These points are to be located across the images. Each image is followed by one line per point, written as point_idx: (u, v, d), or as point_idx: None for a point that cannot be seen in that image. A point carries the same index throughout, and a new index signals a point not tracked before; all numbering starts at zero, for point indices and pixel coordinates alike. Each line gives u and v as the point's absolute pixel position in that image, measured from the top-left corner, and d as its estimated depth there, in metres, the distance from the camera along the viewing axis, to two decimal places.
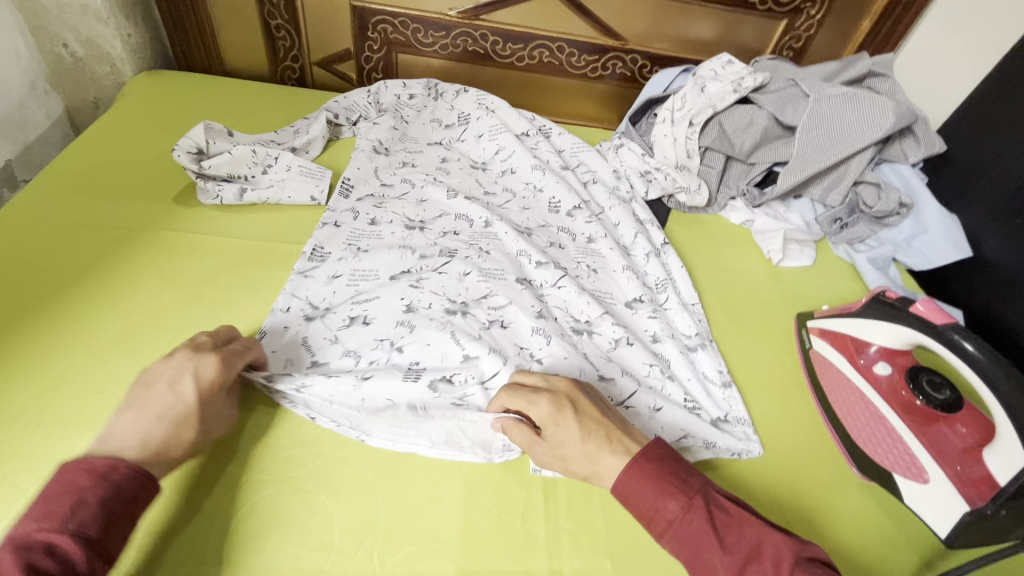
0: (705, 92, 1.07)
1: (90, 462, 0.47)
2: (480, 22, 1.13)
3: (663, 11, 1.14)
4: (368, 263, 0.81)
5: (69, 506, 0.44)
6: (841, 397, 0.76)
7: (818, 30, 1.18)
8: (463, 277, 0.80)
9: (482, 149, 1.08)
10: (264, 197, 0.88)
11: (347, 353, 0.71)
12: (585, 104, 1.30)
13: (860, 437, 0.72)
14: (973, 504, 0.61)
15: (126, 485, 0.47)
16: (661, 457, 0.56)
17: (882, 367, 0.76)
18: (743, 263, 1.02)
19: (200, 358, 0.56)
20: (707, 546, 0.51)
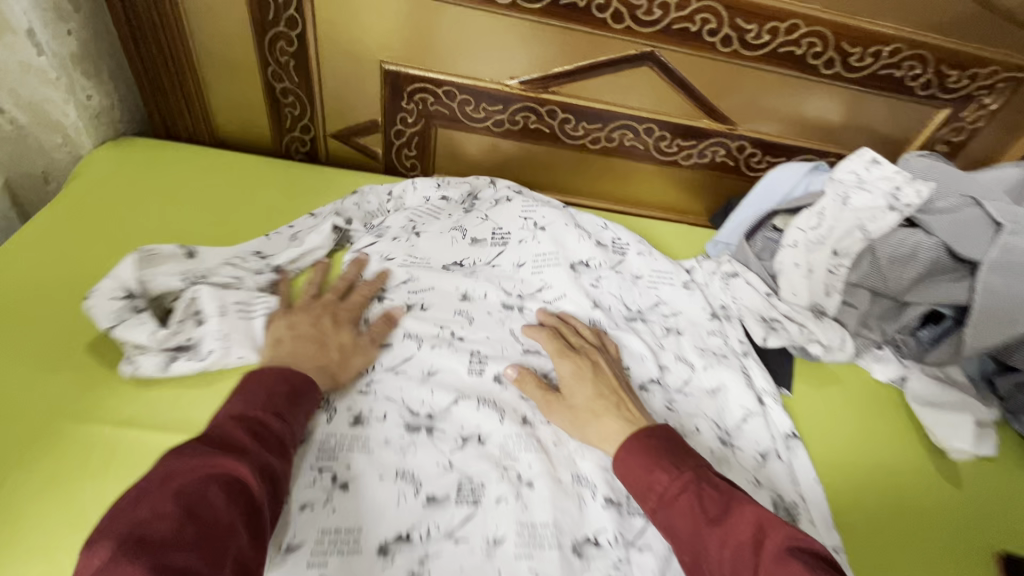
0: (848, 207, 0.80)
1: (274, 367, 0.56)
2: (549, 96, 0.86)
3: (788, 90, 0.87)
4: (344, 518, 0.55)
5: (266, 394, 0.53)
6: None
7: (989, 121, 0.90)
8: (489, 548, 0.55)
9: (522, 282, 0.81)
10: (202, 367, 0.62)
11: None
12: (669, 192, 1.03)
13: None
14: None
15: (296, 381, 0.56)
16: (660, 440, 0.56)
17: None
18: (902, 455, 0.75)
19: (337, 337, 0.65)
20: (693, 522, 0.50)
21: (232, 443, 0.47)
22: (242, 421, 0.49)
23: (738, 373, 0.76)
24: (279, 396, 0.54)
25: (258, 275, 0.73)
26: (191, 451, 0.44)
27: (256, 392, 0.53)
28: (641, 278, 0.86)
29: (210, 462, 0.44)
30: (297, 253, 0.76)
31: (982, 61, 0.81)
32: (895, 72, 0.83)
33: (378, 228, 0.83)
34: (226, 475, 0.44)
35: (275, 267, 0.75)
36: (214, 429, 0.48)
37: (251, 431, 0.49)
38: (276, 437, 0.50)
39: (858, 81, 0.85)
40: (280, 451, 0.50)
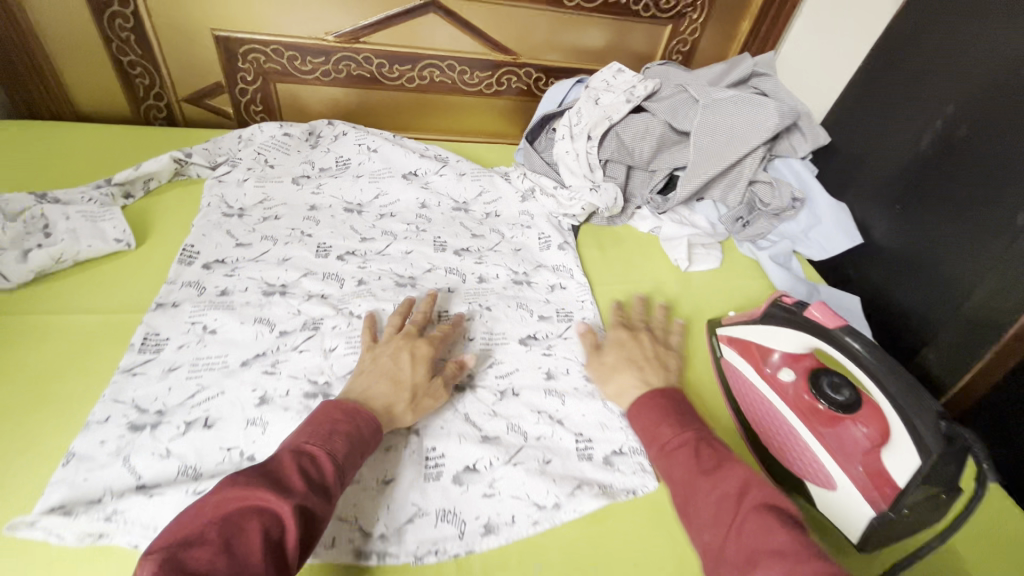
0: (599, 104, 1.06)
1: (340, 403, 0.58)
2: (361, 45, 1.07)
3: (549, 22, 1.12)
4: (215, 348, 0.72)
5: (327, 432, 0.55)
6: (752, 404, 0.77)
7: (703, 33, 1.21)
8: (327, 354, 0.74)
9: (360, 190, 1.01)
10: (56, 254, 0.76)
11: (185, 468, 0.61)
12: (486, 120, 1.26)
13: (771, 440, 0.74)
14: (876, 506, 0.62)
15: (362, 429, 0.57)
16: (675, 405, 0.65)
17: (786, 373, 0.76)
18: (655, 273, 1.02)
19: (413, 344, 0.71)
20: (687, 471, 0.57)
21: (283, 477, 0.49)
22: (299, 450, 0.52)
23: (534, 238, 1.01)
24: (344, 438, 0.55)
25: (102, 193, 0.87)
26: (239, 480, 0.47)
27: (324, 428, 0.55)
28: (466, 174, 1.08)
29: (261, 495, 0.46)
30: (134, 172, 0.90)
31: None
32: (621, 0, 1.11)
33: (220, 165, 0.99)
34: (270, 511, 0.46)
35: (119, 188, 0.89)
36: (272, 460, 0.50)
37: (304, 470, 0.50)
38: (327, 483, 0.51)
39: (597, 10, 1.12)
40: (326, 493, 0.50)
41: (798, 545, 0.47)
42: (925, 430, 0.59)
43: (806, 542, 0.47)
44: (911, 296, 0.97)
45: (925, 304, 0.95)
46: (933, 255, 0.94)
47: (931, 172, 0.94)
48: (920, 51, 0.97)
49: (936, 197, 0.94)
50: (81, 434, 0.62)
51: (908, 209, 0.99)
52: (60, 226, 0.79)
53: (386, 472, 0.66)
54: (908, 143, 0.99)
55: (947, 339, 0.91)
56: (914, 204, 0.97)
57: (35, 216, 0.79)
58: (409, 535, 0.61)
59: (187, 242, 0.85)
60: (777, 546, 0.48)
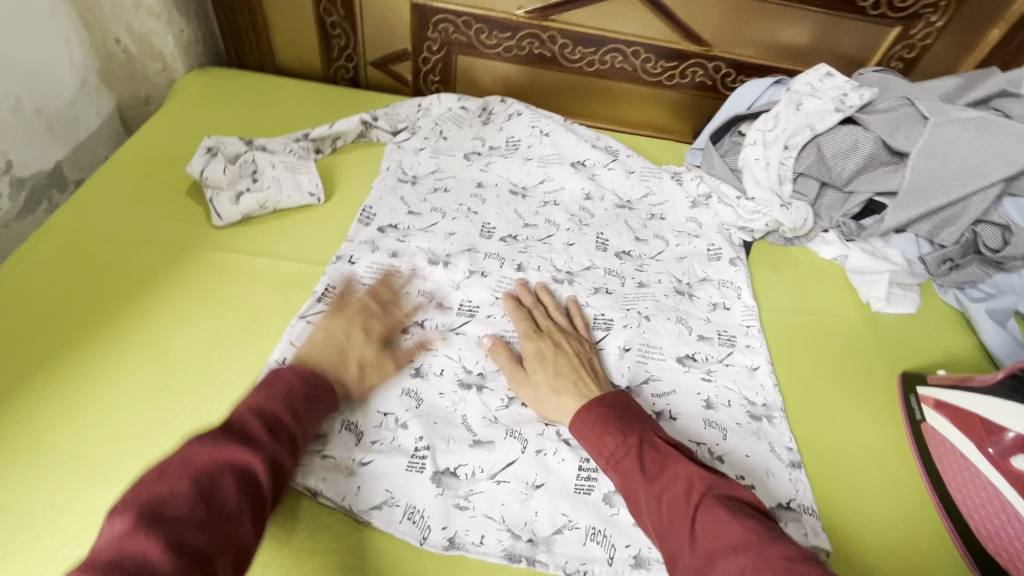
0: (801, 111, 0.95)
1: (296, 367, 0.59)
2: (550, 23, 1.03)
3: (755, 14, 1.02)
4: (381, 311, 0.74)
5: (283, 392, 0.56)
6: (964, 485, 0.66)
7: (937, 38, 1.04)
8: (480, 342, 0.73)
9: (527, 173, 0.99)
10: (261, 201, 0.81)
11: (347, 426, 0.63)
12: (657, 113, 1.18)
13: (985, 531, 0.63)
14: None
15: (317, 390, 0.59)
16: (611, 405, 0.60)
17: (1022, 460, 0.63)
18: (836, 307, 0.90)
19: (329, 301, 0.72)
20: (632, 479, 0.54)
21: (248, 435, 0.50)
22: (258, 410, 0.53)
23: (700, 249, 0.92)
24: (302, 392, 0.57)
25: (300, 147, 0.92)
26: (203, 440, 0.47)
27: (279, 388, 0.56)
28: (634, 172, 1.01)
29: (227, 451, 0.48)
30: (328, 130, 0.94)
31: None
32: None
33: (397, 130, 1.00)
34: (239, 464, 0.48)
35: (312, 143, 0.94)
36: (232, 418, 0.52)
37: (263, 428, 0.52)
38: (291, 439, 0.53)
39: (815, 3, 0.99)
40: (290, 448, 0.53)
41: (749, 535, 0.46)
42: None
43: (759, 533, 0.47)
44: None
45: None
46: None
47: None
48: None
49: None
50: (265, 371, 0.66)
51: None
52: (266, 174, 0.84)
53: (534, 476, 0.62)
54: None
55: None
56: None
57: (246, 161, 0.85)
58: (558, 548, 0.58)
59: (365, 203, 0.88)
60: (730, 541, 0.46)
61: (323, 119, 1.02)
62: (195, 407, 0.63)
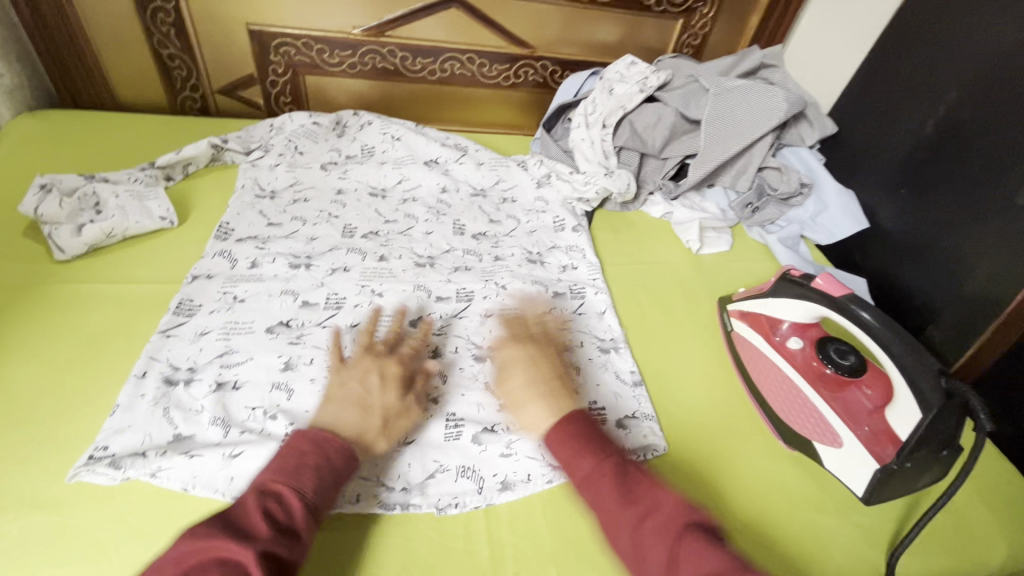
0: (613, 94, 1.10)
1: (312, 432, 0.56)
2: (386, 39, 1.12)
3: (565, 17, 1.17)
4: (245, 315, 0.77)
5: (296, 467, 0.52)
6: (762, 374, 0.80)
7: (713, 27, 1.26)
8: (348, 330, 0.78)
9: (383, 175, 1.06)
10: (107, 230, 0.82)
11: (214, 422, 0.65)
12: (503, 112, 1.31)
13: (780, 408, 0.76)
14: (881, 461, 0.66)
15: (333, 458, 0.54)
16: (579, 431, 0.62)
17: (794, 341, 0.80)
18: (666, 255, 1.05)
19: (383, 364, 0.65)
20: (611, 499, 0.56)
21: (244, 524, 0.47)
22: (262, 493, 0.50)
23: (548, 222, 1.04)
24: (312, 470, 0.52)
25: (146, 175, 0.93)
26: (201, 531, 0.46)
27: (292, 462, 0.53)
28: (484, 164, 1.12)
29: (221, 545, 0.45)
30: (175, 156, 0.96)
31: None
32: None
33: (250, 150, 1.04)
34: (231, 560, 0.44)
35: (160, 171, 0.95)
36: (234, 506, 0.49)
37: (266, 513, 0.49)
38: (293, 527, 0.49)
39: (611, 5, 1.17)
40: (293, 534, 0.49)
41: (728, 567, 0.47)
42: (926, 387, 0.63)
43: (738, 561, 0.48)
44: (921, 279, 1.00)
45: (931, 288, 0.98)
46: (940, 238, 0.96)
47: (938, 157, 0.97)
48: (931, 36, 0.98)
49: (941, 178, 0.96)
50: (126, 387, 0.66)
51: (913, 195, 1.01)
52: (110, 203, 0.85)
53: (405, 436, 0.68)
54: (913, 128, 1.02)
55: (952, 317, 0.94)
56: (921, 188, 1.00)
57: (87, 194, 0.85)
58: (431, 490, 0.64)
59: (222, 220, 0.91)
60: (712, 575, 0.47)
61: (171, 148, 1.03)
62: (52, 433, 0.62)
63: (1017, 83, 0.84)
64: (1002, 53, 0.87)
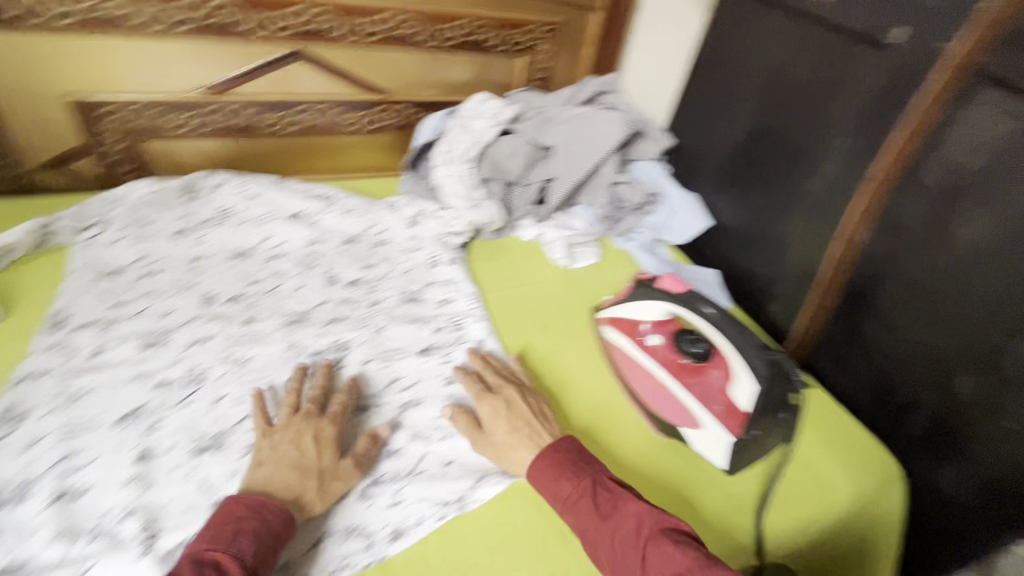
0: (470, 131, 1.15)
1: (243, 499, 0.59)
2: (231, 97, 1.09)
3: (415, 62, 1.21)
4: (88, 410, 0.70)
5: (231, 532, 0.56)
6: (632, 373, 0.86)
7: (554, 61, 1.37)
8: (213, 405, 0.73)
9: (245, 236, 1.02)
10: None
11: (55, 538, 0.58)
12: (370, 156, 1.32)
13: (650, 401, 0.83)
14: (734, 434, 0.74)
15: (272, 521, 0.58)
16: (568, 450, 0.69)
17: (654, 338, 0.87)
18: (541, 274, 1.11)
19: (319, 423, 0.70)
20: (589, 516, 0.63)
21: None
22: (196, 560, 0.53)
23: (423, 259, 1.06)
24: (250, 534, 0.56)
25: None
26: None
27: (227, 529, 0.56)
28: (353, 211, 1.11)
29: None
30: None
31: (524, 23, 1.25)
32: (476, 38, 1.23)
33: (85, 228, 0.96)
34: None
35: None
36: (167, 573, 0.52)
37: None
38: None
39: (456, 48, 1.23)
40: None
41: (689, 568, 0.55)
42: (755, 359, 0.75)
43: (700, 561, 0.56)
44: (757, 264, 1.14)
45: (766, 271, 1.13)
46: (765, 226, 1.11)
47: (750, 159, 1.12)
48: (728, 58, 1.15)
49: (755, 176, 1.12)
50: None
51: (739, 192, 1.16)
52: None
53: None
54: (728, 137, 1.17)
55: (785, 293, 1.09)
56: (744, 187, 1.15)
57: None
58: (317, 557, 0.62)
59: (54, 308, 0.82)
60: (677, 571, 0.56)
61: None
62: None
63: (791, 93, 1.02)
64: (780, 66, 1.03)
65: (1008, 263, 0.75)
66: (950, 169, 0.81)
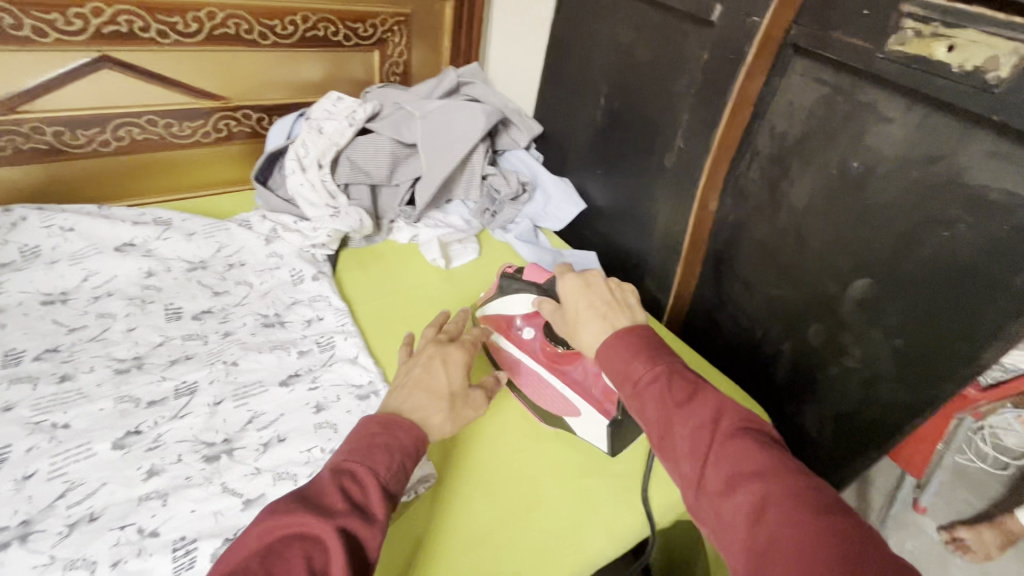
0: (323, 133, 1.07)
1: (376, 417, 0.55)
2: (22, 115, 0.93)
3: (252, 62, 1.10)
4: None
5: (368, 446, 0.52)
6: (514, 371, 0.84)
7: (412, 54, 1.31)
8: (20, 486, 0.62)
9: (59, 277, 0.87)
10: None
11: None
12: (219, 169, 1.19)
13: (534, 396, 0.81)
14: (608, 415, 0.74)
15: (404, 438, 0.54)
16: (646, 334, 0.61)
17: (528, 331, 0.85)
18: (419, 277, 1.06)
19: (446, 348, 0.67)
20: (657, 403, 0.54)
21: (321, 501, 0.46)
22: (339, 472, 0.49)
23: (285, 277, 0.97)
24: (385, 449, 0.52)
25: None
26: (270, 512, 0.45)
27: (363, 443, 0.52)
28: (196, 233, 0.99)
29: (297, 523, 0.44)
30: None
31: (370, 15, 1.18)
32: (319, 33, 1.14)
33: None
34: (313, 535, 0.44)
35: None
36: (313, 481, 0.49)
37: (344, 491, 0.47)
38: (366, 507, 0.47)
39: (297, 45, 1.13)
40: (366, 518, 0.47)
41: (777, 467, 0.48)
42: None
43: (792, 468, 0.49)
44: (632, 242, 1.17)
45: (640, 247, 1.16)
46: (633, 204, 1.14)
47: (612, 140, 1.14)
48: (580, 41, 1.16)
49: (619, 156, 1.14)
50: None
51: (608, 173, 1.18)
52: None
53: None
54: (590, 119, 1.18)
55: (659, 267, 1.12)
56: (611, 167, 1.17)
57: None
58: None
59: None
60: (757, 469, 0.48)
61: None
62: None
63: (638, 72, 1.04)
64: (623, 47, 1.06)
65: (829, 217, 0.82)
66: (775, 136, 0.87)
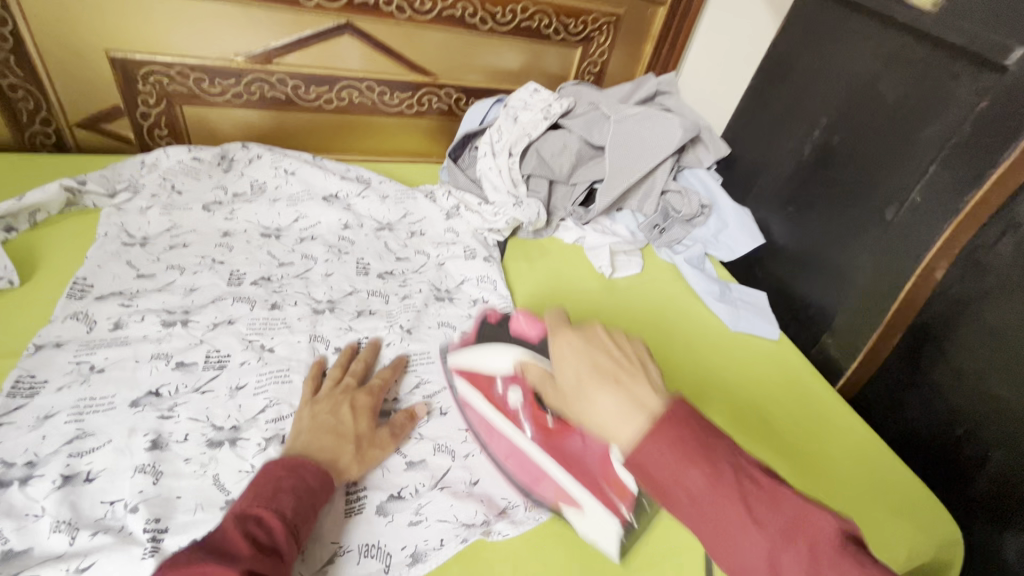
0: (518, 122, 1.10)
1: (281, 461, 0.57)
2: (274, 66, 1.05)
3: (466, 44, 1.15)
4: (104, 388, 0.66)
5: (272, 493, 0.53)
6: (501, 448, 0.70)
7: (611, 55, 1.29)
8: (233, 394, 0.69)
9: (276, 214, 0.97)
10: None
11: (58, 525, 0.55)
12: (409, 140, 1.27)
13: (529, 490, 0.67)
14: (617, 512, 0.64)
15: (309, 479, 0.56)
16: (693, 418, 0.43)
17: (512, 393, 0.70)
18: (581, 280, 1.05)
19: (353, 396, 0.68)
20: (731, 521, 0.40)
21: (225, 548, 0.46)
22: (247, 519, 0.50)
23: (459, 253, 1.00)
24: (292, 492, 0.54)
25: None
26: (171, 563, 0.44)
27: (268, 489, 0.54)
28: (389, 197, 1.07)
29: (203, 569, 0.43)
30: (17, 203, 0.83)
31: (584, 11, 1.18)
32: (532, 24, 1.17)
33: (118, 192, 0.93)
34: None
35: None
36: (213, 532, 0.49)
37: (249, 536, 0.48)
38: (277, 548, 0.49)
39: (511, 32, 1.16)
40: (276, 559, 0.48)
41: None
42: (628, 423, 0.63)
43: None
44: (812, 291, 1.07)
45: (821, 299, 1.05)
46: (825, 251, 1.03)
47: (817, 176, 1.04)
48: (804, 65, 1.07)
49: (822, 196, 1.03)
50: None
51: (801, 211, 1.08)
52: None
53: None
54: (794, 151, 1.09)
55: (843, 324, 1.01)
56: (808, 205, 1.06)
57: None
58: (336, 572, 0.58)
59: (77, 274, 0.79)
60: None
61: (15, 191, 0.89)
62: None
63: (874, 108, 0.93)
64: (864, 79, 0.95)
65: None
66: None
